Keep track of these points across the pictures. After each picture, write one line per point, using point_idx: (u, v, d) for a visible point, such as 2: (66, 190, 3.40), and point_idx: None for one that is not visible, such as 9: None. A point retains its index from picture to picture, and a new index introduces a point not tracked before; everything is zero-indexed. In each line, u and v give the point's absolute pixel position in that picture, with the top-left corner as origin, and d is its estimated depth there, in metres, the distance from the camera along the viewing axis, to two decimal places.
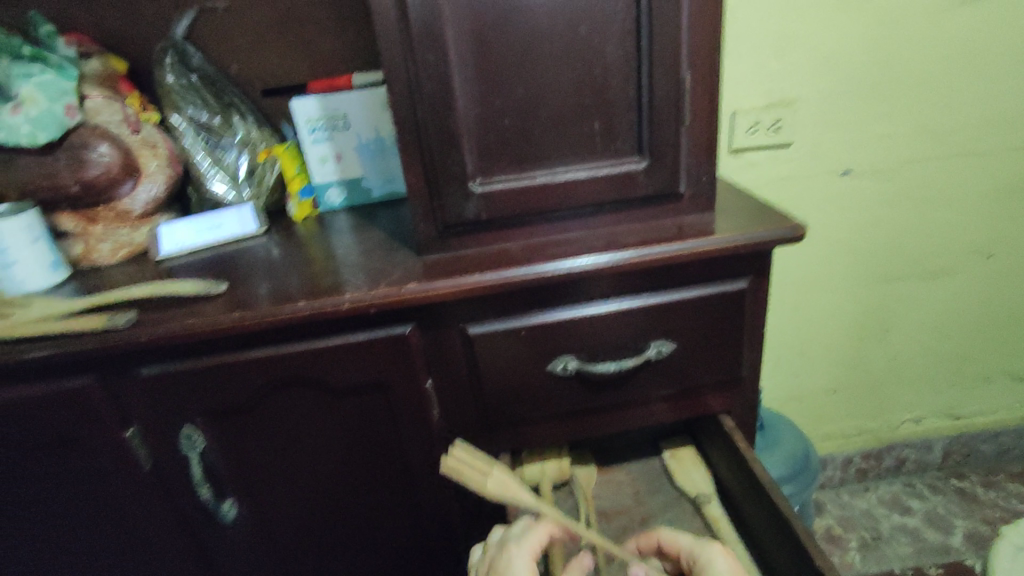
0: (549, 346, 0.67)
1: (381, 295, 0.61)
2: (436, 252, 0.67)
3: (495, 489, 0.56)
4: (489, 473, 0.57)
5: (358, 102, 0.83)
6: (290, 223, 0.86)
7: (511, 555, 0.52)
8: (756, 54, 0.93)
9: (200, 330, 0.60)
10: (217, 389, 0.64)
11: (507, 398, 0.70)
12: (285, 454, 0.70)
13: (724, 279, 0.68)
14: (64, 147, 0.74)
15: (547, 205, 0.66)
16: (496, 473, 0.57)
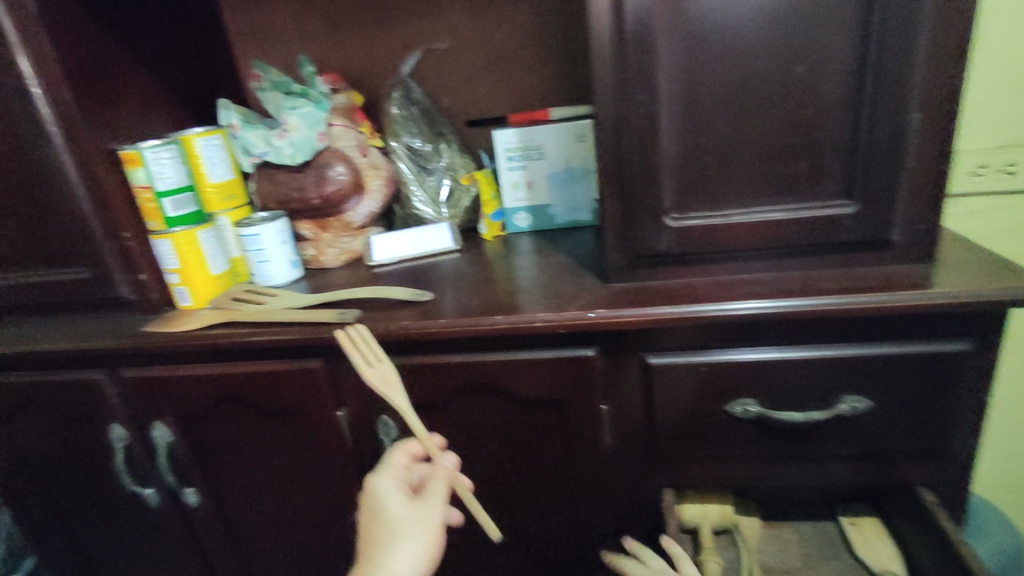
0: (729, 386, 0.66)
1: (571, 317, 0.65)
2: (623, 281, 0.70)
3: (375, 381, 0.64)
4: (374, 365, 0.65)
5: (553, 135, 0.90)
6: (480, 243, 0.94)
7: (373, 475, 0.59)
8: (989, 91, 0.84)
9: (412, 332, 0.68)
10: (416, 385, 0.72)
11: (678, 433, 0.70)
12: (462, 452, 0.76)
13: (937, 338, 0.62)
14: (313, 167, 0.88)
15: (741, 244, 0.66)
16: (382, 366, 0.65)
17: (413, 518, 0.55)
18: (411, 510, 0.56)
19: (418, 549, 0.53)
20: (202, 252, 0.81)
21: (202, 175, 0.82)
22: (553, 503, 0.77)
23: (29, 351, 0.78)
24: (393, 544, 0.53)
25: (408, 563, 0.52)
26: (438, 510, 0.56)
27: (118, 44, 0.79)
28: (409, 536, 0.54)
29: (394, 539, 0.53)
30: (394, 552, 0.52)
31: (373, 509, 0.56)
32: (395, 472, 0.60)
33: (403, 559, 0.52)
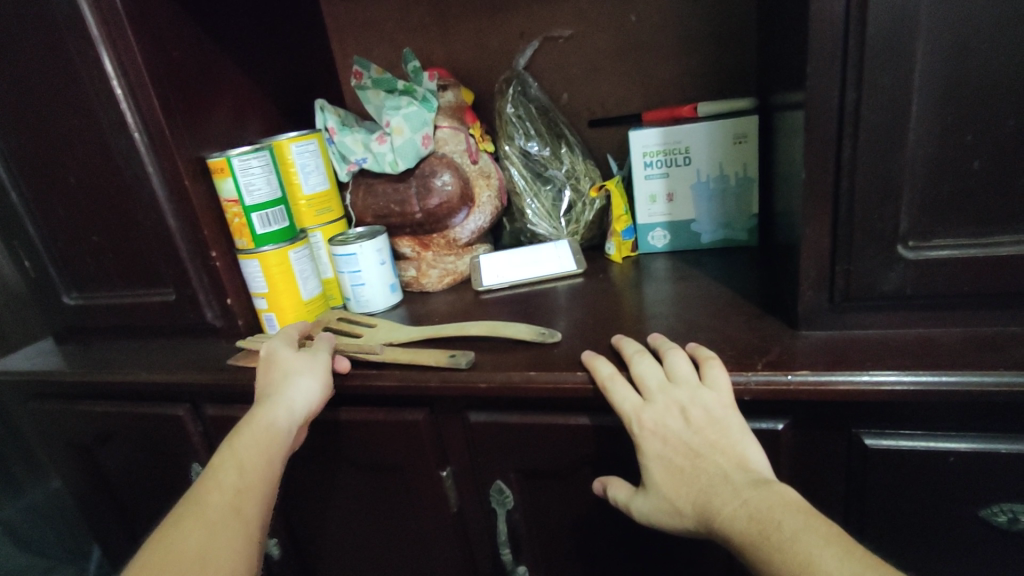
0: (985, 484, 0.47)
1: (760, 380, 0.48)
2: (824, 328, 0.53)
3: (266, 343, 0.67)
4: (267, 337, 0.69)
5: (705, 135, 0.73)
6: (606, 266, 0.79)
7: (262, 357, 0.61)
8: None
9: (540, 386, 0.54)
10: (539, 450, 0.58)
11: (901, 539, 0.51)
12: (593, 533, 0.61)
13: None
14: (417, 175, 0.76)
15: (1008, 284, 0.47)
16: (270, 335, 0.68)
17: (304, 363, 0.58)
18: (303, 359, 0.59)
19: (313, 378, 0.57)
20: (293, 274, 0.71)
21: (295, 185, 0.73)
22: None
23: (111, 380, 0.71)
24: (290, 376, 0.57)
25: (304, 392, 0.55)
26: (324, 356, 0.59)
27: (212, 41, 0.71)
28: (300, 370, 0.57)
29: (289, 378, 0.56)
30: (292, 382, 0.56)
31: (266, 362, 0.59)
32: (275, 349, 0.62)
33: (303, 386, 0.56)
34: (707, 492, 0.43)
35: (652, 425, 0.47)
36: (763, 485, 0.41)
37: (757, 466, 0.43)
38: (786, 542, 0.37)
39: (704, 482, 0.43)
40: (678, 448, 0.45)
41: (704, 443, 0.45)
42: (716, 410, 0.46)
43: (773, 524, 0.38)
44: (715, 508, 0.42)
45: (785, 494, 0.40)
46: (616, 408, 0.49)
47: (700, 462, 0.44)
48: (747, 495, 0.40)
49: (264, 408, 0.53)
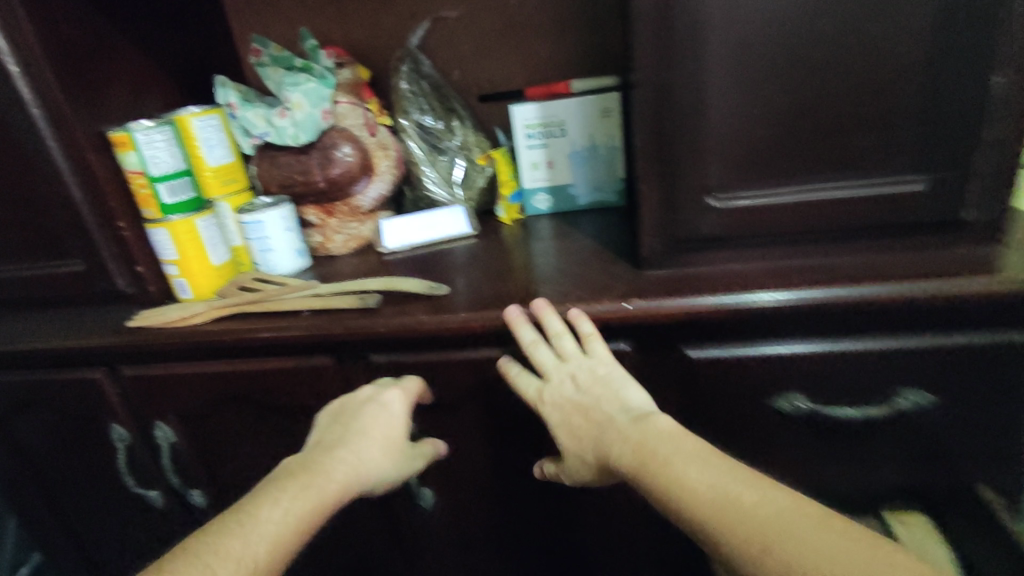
0: (775, 381, 0.61)
1: (604, 310, 0.60)
2: (661, 267, 0.64)
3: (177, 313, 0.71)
4: (166, 309, 0.73)
5: (576, 110, 0.83)
6: (497, 227, 0.88)
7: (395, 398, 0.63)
8: None
9: (429, 327, 0.63)
10: (432, 384, 0.68)
11: (722, 433, 0.64)
12: (484, 451, 0.72)
13: (1006, 328, 0.56)
14: (318, 147, 0.82)
15: (789, 225, 0.60)
16: (169, 309, 0.73)
17: (397, 444, 0.60)
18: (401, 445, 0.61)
19: (390, 470, 0.59)
20: (202, 241, 0.75)
21: (200, 158, 0.76)
22: (580, 502, 0.73)
23: (22, 350, 0.74)
24: (381, 450, 0.59)
25: (379, 475, 0.58)
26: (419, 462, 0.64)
27: (105, 19, 0.73)
28: (393, 454, 0.60)
29: (382, 453, 0.59)
30: (375, 461, 0.58)
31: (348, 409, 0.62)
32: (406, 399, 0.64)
33: (379, 470, 0.58)
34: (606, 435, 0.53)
35: (554, 400, 0.58)
36: (645, 423, 0.51)
37: (637, 405, 0.54)
38: (658, 461, 0.47)
39: (602, 429, 0.54)
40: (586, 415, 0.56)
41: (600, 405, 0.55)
42: (599, 369, 0.57)
43: (651, 451, 0.48)
44: (609, 449, 0.53)
45: (655, 424, 0.51)
46: (523, 394, 0.60)
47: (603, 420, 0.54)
48: (629, 431, 0.51)
49: (342, 466, 0.55)
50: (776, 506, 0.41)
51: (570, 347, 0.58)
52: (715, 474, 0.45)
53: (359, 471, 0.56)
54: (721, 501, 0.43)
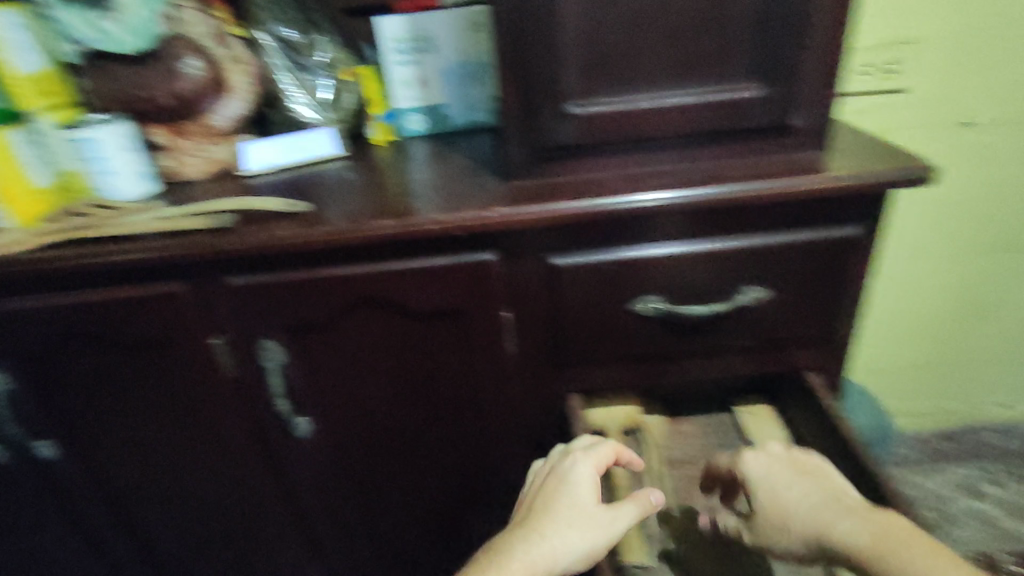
0: (632, 283, 0.64)
1: (467, 218, 0.60)
2: (526, 178, 0.64)
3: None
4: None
5: (445, 25, 0.81)
6: (369, 149, 0.85)
7: (573, 462, 0.60)
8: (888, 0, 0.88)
9: (289, 243, 0.60)
10: (299, 305, 0.66)
11: (586, 336, 0.68)
12: (360, 375, 0.71)
13: (831, 226, 0.62)
14: (159, 58, 0.73)
15: (644, 132, 0.61)
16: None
17: (580, 514, 0.55)
18: (600, 513, 0.56)
19: (578, 538, 0.53)
20: (18, 160, 0.67)
21: (7, 64, 0.67)
22: (459, 419, 0.75)
23: None
24: (551, 529, 0.54)
25: (569, 553, 0.53)
26: (630, 511, 0.56)
27: None
28: (568, 524, 0.54)
29: (567, 526, 0.54)
30: (556, 535, 0.54)
31: (551, 479, 0.59)
32: (596, 460, 0.60)
33: (562, 546, 0.53)
34: (816, 512, 0.54)
35: (759, 467, 0.60)
36: (829, 498, 0.55)
37: (841, 487, 0.56)
38: (893, 545, 0.49)
39: (814, 504, 0.55)
40: (788, 495, 0.57)
41: (783, 488, 0.57)
42: (794, 455, 0.60)
43: (877, 541, 0.50)
44: (830, 529, 0.53)
45: (845, 504, 0.54)
46: (750, 480, 0.60)
47: (782, 491, 0.57)
48: (850, 513, 0.53)
49: (534, 551, 0.53)
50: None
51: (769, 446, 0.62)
52: (874, 530, 0.50)
53: (544, 559, 0.52)
54: (883, 541, 0.49)
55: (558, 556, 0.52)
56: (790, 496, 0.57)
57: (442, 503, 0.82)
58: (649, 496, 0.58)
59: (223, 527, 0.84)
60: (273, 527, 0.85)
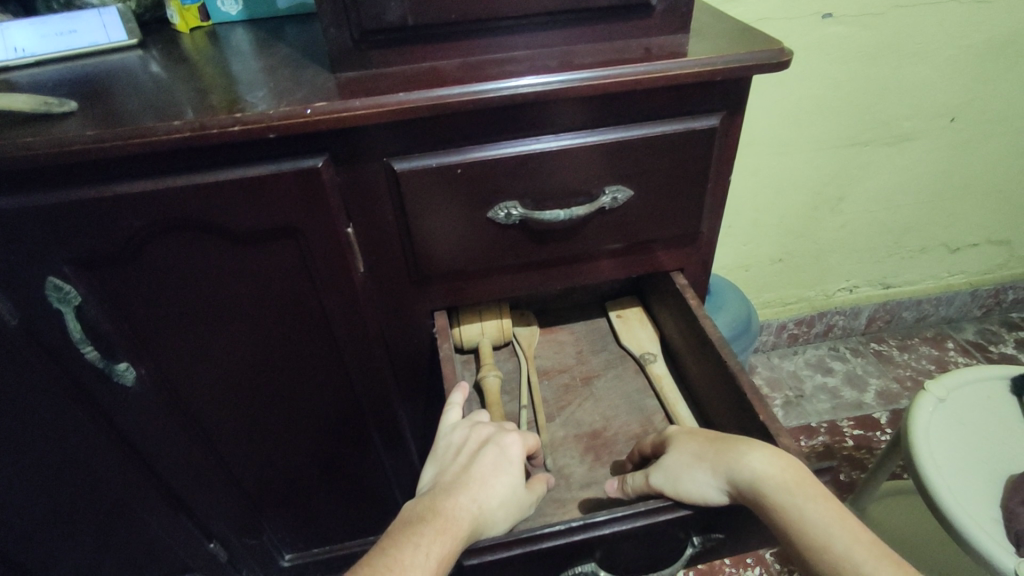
0: (488, 188, 0.58)
1: (281, 114, 0.49)
2: (354, 69, 0.55)
3: None
4: None
5: None
6: (174, 38, 0.69)
7: (512, 437, 0.56)
8: None
9: (46, 153, 0.47)
10: (86, 233, 0.53)
11: (443, 249, 0.62)
12: (185, 310, 0.61)
13: (694, 115, 0.58)
14: None
15: (488, 10, 0.53)
16: None
17: (513, 491, 0.54)
18: (526, 493, 0.56)
19: (505, 505, 0.53)
20: None
21: None
22: (315, 349, 0.68)
23: None
24: (489, 489, 0.52)
25: (496, 521, 0.52)
26: (540, 489, 0.57)
27: None
28: (502, 491, 0.53)
29: (500, 496, 0.53)
30: (490, 500, 0.52)
31: (485, 444, 0.55)
32: (525, 439, 0.58)
33: (492, 505, 0.52)
34: (729, 453, 0.51)
35: (689, 432, 0.56)
36: (742, 439, 0.52)
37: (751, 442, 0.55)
38: (800, 480, 0.48)
39: (725, 447, 0.52)
40: (706, 443, 0.53)
41: (708, 435, 0.54)
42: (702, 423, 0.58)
43: (788, 468, 0.48)
44: (739, 458, 0.50)
45: (750, 443, 0.51)
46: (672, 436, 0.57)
47: (704, 439, 0.54)
48: (764, 448, 0.51)
49: (466, 506, 0.51)
50: (826, 519, 0.46)
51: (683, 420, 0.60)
52: (785, 466, 0.48)
53: (478, 518, 0.51)
54: (793, 480, 0.48)
55: (487, 525, 0.51)
56: (700, 440, 0.54)
57: (311, 433, 0.77)
58: (542, 480, 0.59)
59: (54, 486, 0.75)
60: (116, 481, 0.76)
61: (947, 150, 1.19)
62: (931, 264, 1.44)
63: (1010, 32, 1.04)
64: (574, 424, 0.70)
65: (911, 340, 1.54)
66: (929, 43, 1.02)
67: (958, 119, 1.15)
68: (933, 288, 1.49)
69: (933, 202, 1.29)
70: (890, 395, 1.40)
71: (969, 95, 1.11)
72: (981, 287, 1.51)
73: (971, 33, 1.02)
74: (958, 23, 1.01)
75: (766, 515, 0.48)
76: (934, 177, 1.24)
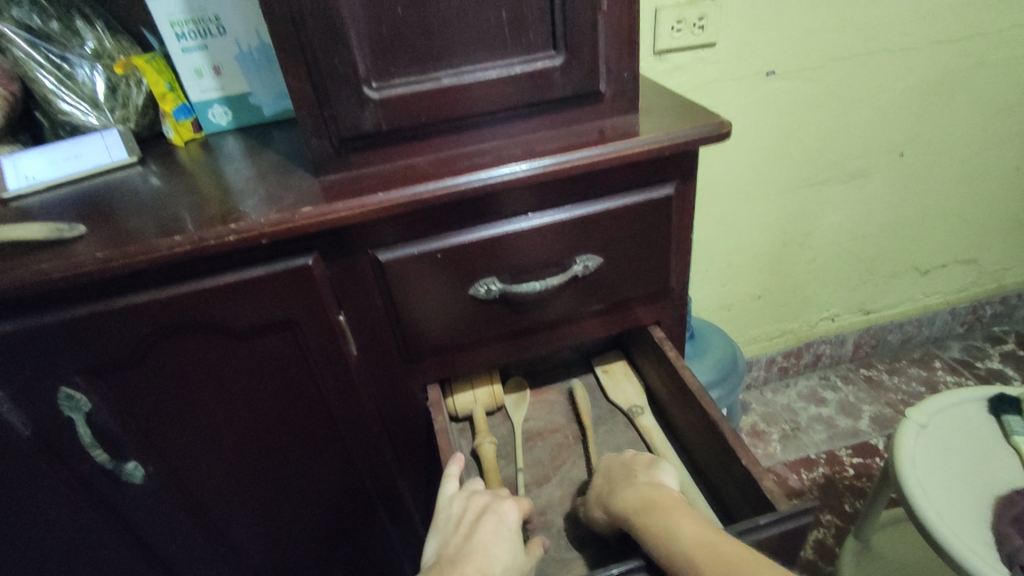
0: (468, 269, 0.62)
1: (270, 223, 0.54)
2: (336, 172, 0.60)
3: None
4: None
5: (229, 1, 0.72)
6: (169, 152, 0.75)
7: (507, 503, 0.59)
8: None
9: (58, 277, 0.51)
10: (94, 344, 0.57)
11: (431, 326, 0.65)
12: (189, 406, 0.64)
13: (650, 186, 0.63)
14: None
15: (455, 112, 0.59)
16: None
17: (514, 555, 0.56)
18: (527, 557, 0.57)
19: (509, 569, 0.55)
20: None
21: None
22: (314, 432, 0.70)
23: None
24: (493, 554, 0.54)
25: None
26: (537, 553, 0.59)
27: None
28: (505, 555, 0.55)
29: (503, 560, 0.55)
30: (495, 564, 0.54)
31: (484, 512, 0.58)
32: (518, 503, 0.61)
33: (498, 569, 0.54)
34: (613, 489, 0.59)
35: (622, 488, 0.58)
36: (629, 477, 0.59)
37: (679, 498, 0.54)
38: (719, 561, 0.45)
39: (614, 484, 0.60)
40: (606, 480, 0.61)
41: (616, 470, 0.62)
42: (639, 475, 0.60)
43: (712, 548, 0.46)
44: (664, 528, 0.50)
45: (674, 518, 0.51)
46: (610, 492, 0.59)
47: (608, 475, 0.62)
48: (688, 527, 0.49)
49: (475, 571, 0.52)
50: None
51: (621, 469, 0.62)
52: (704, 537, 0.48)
53: None
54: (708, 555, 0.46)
55: None
56: (629, 502, 0.56)
57: (316, 513, 0.79)
58: (536, 542, 0.61)
59: None
60: None
61: (901, 181, 1.26)
62: (906, 288, 1.49)
63: (942, 69, 1.12)
64: (570, 483, 0.72)
65: (899, 363, 1.58)
66: (867, 88, 1.10)
67: (907, 153, 1.22)
68: (912, 310, 1.54)
69: (898, 229, 1.35)
70: (884, 419, 1.42)
71: (914, 130, 1.19)
72: (958, 306, 1.56)
73: (905, 76, 1.11)
74: (892, 69, 1.09)
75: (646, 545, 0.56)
76: (893, 206, 1.30)
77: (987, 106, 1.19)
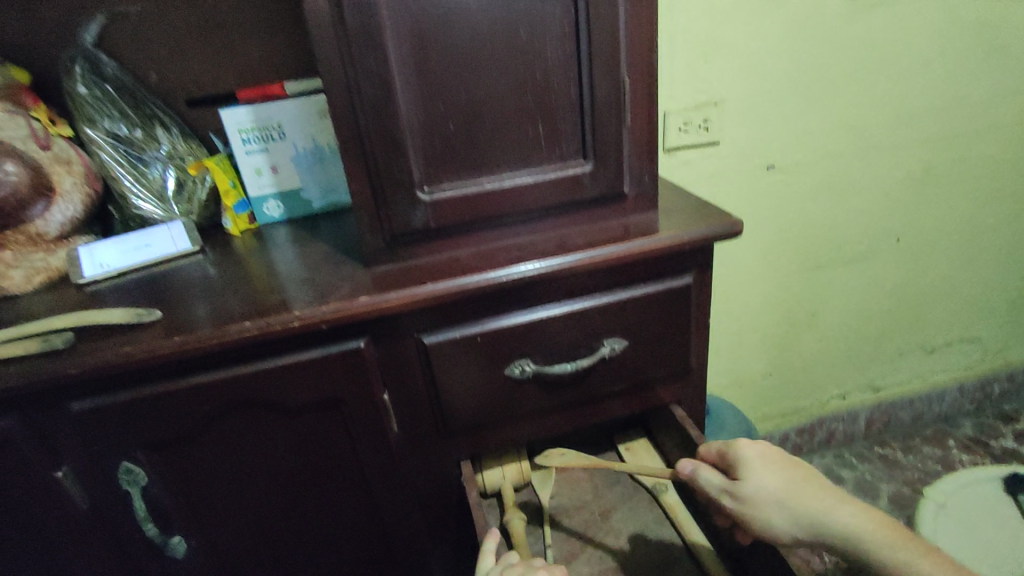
0: (504, 351, 0.67)
1: (330, 310, 0.60)
2: (386, 263, 0.67)
3: None
4: None
5: (291, 112, 0.81)
6: (227, 241, 0.82)
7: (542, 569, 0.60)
8: (693, 68, 1.01)
9: (138, 358, 0.57)
10: (160, 421, 0.61)
11: (467, 405, 0.70)
12: (237, 480, 0.68)
13: (671, 275, 0.69)
14: None
15: (495, 212, 0.66)
16: None
17: None
18: None
19: None
20: None
21: None
22: (351, 507, 0.73)
23: None
24: None
25: None
26: None
27: None
28: None
29: None
30: None
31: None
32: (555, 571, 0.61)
33: None
34: (811, 495, 0.58)
35: (829, 497, 0.57)
36: (820, 484, 0.59)
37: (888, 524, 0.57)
38: None
39: (808, 489, 0.58)
40: (786, 480, 0.59)
41: (784, 468, 0.60)
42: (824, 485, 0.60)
43: None
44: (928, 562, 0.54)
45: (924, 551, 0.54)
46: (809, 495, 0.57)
47: (781, 473, 0.59)
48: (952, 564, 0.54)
49: None
50: None
51: (791, 470, 0.60)
52: None
53: None
54: None
55: None
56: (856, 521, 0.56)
57: None
58: None
59: None
60: None
61: (900, 264, 1.33)
62: (914, 366, 1.53)
63: (929, 163, 1.21)
64: (598, 561, 0.73)
65: (913, 441, 1.58)
66: (861, 180, 1.19)
67: (903, 238, 1.29)
68: (921, 388, 1.57)
69: (900, 308, 1.41)
70: (903, 499, 1.41)
71: (908, 217, 1.27)
72: (966, 383, 1.59)
73: (896, 168, 1.20)
74: (882, 163, 1.18)
75: (850, 550, 0.56)
76: (894, 287, 1.37)
77: (974, 196, 1.28)
